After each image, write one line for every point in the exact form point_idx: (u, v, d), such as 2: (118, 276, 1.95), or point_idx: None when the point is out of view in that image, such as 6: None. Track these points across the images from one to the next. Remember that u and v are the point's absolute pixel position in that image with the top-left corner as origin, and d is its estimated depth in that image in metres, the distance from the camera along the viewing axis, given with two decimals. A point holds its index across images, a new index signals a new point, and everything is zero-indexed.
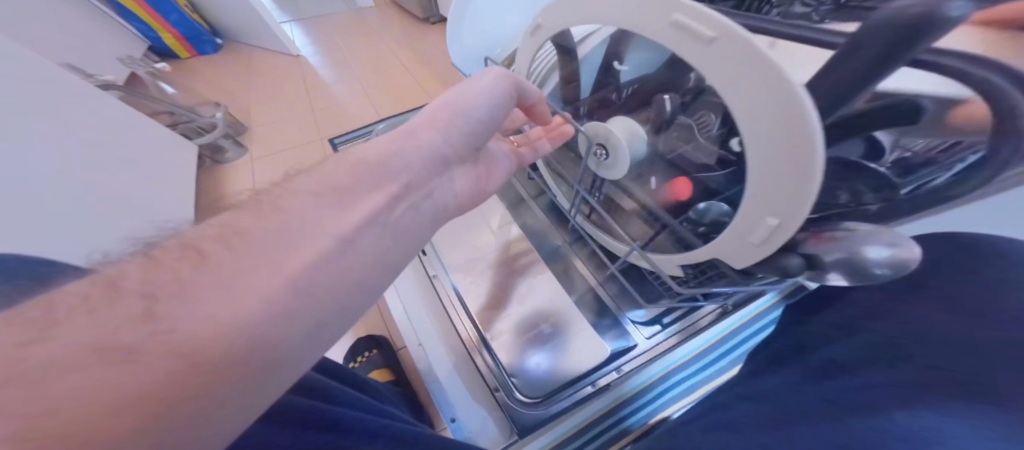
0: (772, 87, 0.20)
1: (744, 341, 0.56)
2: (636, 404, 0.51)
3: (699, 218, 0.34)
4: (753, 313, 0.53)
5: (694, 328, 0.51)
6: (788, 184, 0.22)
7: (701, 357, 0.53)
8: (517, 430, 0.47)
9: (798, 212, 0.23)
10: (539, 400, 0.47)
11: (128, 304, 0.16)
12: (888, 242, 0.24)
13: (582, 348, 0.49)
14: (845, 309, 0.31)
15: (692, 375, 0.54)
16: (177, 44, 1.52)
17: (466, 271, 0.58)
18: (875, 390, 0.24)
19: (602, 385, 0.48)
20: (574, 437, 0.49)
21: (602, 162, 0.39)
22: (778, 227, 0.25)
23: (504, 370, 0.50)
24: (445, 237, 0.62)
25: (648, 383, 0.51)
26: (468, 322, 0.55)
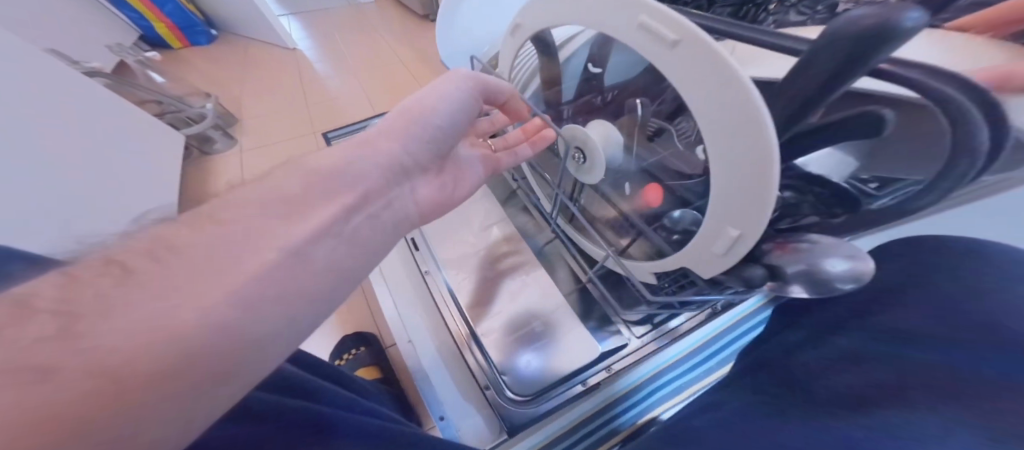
0: (735, 86, 0.19)
1: (732, 342, 0.57)
2: (626, 402, 0.53)
3: (674, 225, 0.34)
4: (740, 315, 0.54)
5: (682, 329, 0.52)
6: (756, 189, 0.22)
7: (690, 357, 0.54)
8: (506, 428, 0.48)
9: (758, 224, 0.23)
10: (527, 399, 0.47)
11: (43, 322, 0.14)
12: (845, 261, 0.24)
13: (569, 345, 0.49)
14: (822, 315, 0.31)
15: (680, 375, 0.55)
16: (169, 33, 1.47)
17: (454, 270, 0.58)
18: (850, 400, 0.23)
19: (591, 384, 0.48)
20: (564, 434, 0.50)
21: (580, 165, 0.38)
22: (740, 238, 0.25)
23: (494, 369, 0.50)
24: (436, 232, 0.62)
25: (639, 381, 0.52)
26: (458, 318, 0.55)
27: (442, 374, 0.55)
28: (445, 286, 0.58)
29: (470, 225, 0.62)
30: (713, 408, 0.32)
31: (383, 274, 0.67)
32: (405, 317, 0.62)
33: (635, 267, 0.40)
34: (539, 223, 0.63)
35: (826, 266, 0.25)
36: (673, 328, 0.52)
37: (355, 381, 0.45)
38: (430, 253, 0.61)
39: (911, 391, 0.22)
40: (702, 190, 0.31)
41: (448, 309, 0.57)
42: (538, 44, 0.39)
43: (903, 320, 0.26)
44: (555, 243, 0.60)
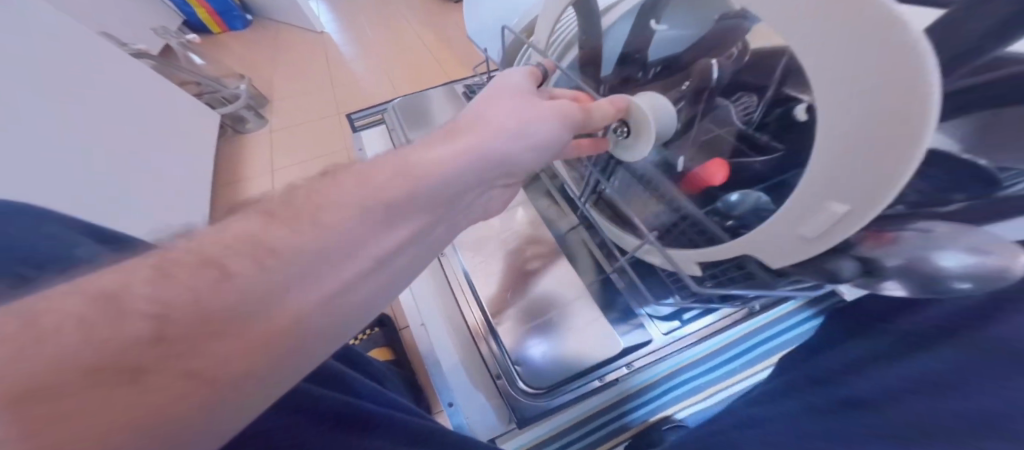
0: (864, 34, 0.16)
1: (760, 346, 0.55)
2: (640, 398, 0.52)
3: (731, 208, 0.32)
4: (772, 316, 0.52)
5: (707, 329, 0.50)
6: (879, 170, 0.18)
7: (714, 357, 0.52)
8: (517, 419, 0.47)
9: (871, 203, 0.19)
10: (540, 390, 0.47)
11: (130, 303, 0.13)
12: (968, 250, 0.20)
13: (585, 339, 0.48)
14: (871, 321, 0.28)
15: (700, 375, 0.54)
16: (210, 19, 1.51)
17: (473, 257, 0.58)
18: None
19: (606, 380, 0.48)
20: (572, 426, 0.50)
21: (620, 141, 0.35)
22: (843, 217, 0.21)
23: (507, 356, 0.49)
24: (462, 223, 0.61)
25: (654, 379, 0.51)
26: (475, 308, 0.55)
27: (455, 360, 0.55)
28: (462, 273, 0.58)
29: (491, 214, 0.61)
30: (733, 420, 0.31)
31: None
32: (421, 299, 0.62)
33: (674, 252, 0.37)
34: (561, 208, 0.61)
35: (936, 258, 0.21)
36: (701, 327, 0.50)
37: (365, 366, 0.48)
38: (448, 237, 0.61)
39: None
40: (772, 167, 0.29)
41: (464, 296, 0.57)
42: (580, 5, 0.36)
43: None
44: (576, 233, 0.58)
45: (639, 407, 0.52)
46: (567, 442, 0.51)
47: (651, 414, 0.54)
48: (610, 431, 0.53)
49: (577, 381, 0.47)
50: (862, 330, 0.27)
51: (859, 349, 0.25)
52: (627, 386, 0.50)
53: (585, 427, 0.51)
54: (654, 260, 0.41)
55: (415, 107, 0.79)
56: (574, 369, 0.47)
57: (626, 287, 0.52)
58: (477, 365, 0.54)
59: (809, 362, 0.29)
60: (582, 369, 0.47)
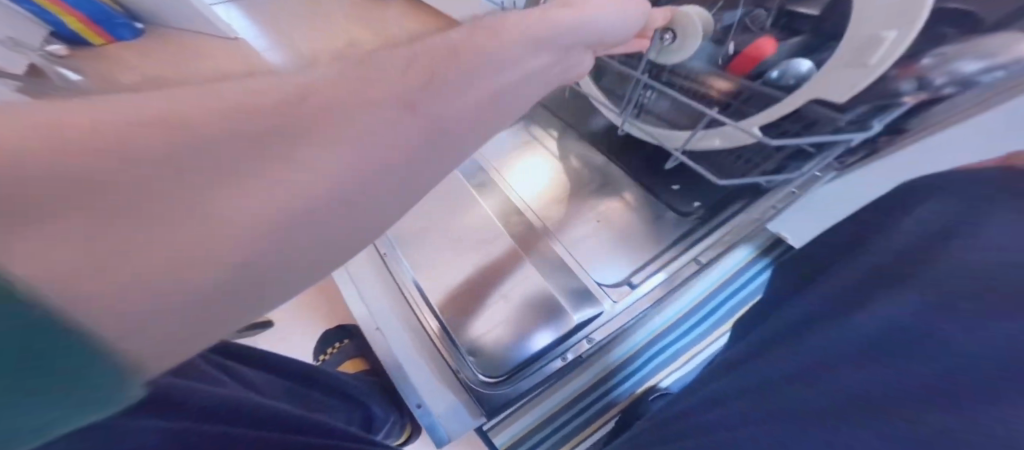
0: None
1: (724, 304, 0.57)
2: (623, 371, 0.57)
3: (776, 82, 0.41)
4: (730, 272, 0.54)
5: (661, 289, 0.53)
6: (914, 6, 0.28)
7: (681, 322, 0.56)
8: (486, 410, 0.54)
9: (915, 19, 0.28)
10: (500, 378, 0.54)
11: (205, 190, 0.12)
12: (986, 51, 0.28)
13: (530, 322, 0.56)
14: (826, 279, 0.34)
15: (674, 340, 0.58)
16: (86, 29, 1.17)
17: (428, 272, 0.62)
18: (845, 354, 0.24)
19: (575, 354, 0.53)
20: (557, 411, 0.57)
21: (665, 47, 0.46)
22: (894, 39, 0.30)
23: (460, 349, 0.57)
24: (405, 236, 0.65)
25: (635, 350, 0.56)
26: (429, 314, 0.61)
27: (415, 360, 0.60)
28: (412, 282, 0.63)
29: (441, 226, 0.64)
30: (680, 406, 0.38)
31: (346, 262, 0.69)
32: (376, 308, 0.64)
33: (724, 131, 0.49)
34: (502, 204, 0.66)
35: (961, 66, 0.30)
36: (651, 290, 0.54)
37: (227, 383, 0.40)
38: (388, 247, 0.65)
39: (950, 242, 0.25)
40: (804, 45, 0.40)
41: (420, 308, 0.61)
42: None
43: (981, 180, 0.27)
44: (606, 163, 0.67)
45: (622, 381, 0.58)
46: (567, 417, 0.58)
47: (637, 386, 0.60)
48: (601, 405, 0.59)
49: (534, 362, 0.54)
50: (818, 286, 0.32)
51: (772, 328, 0.35)
52: (588, 363, 0.55)
53: (567, 401, 0.57)
54: (706, 143, 0.51)
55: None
56: (538, 343, 0.54)
57: (567, 276, 0.59)
58: (443, 369, 0.58)
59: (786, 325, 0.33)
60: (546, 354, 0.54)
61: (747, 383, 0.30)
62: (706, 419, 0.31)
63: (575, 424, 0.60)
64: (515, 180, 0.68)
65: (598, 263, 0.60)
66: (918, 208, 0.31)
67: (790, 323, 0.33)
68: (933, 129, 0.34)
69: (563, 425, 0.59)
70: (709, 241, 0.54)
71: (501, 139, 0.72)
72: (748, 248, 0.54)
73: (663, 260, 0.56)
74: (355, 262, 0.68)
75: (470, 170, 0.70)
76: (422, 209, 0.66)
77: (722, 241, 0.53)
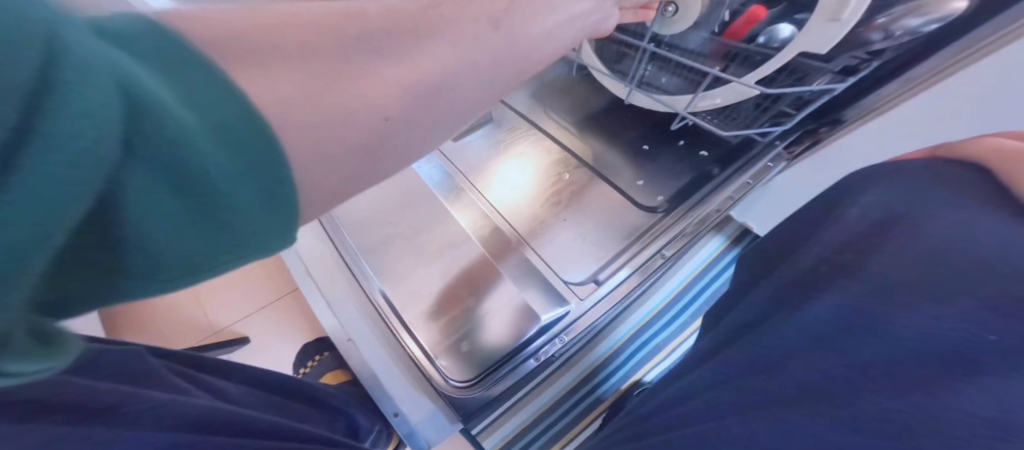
0: None
1: (699, 296, 0.61)
2: (610, 366, 0.60)
3: (766, 44, 0.43)
4: (703, 264, 0.59)
5: (628, 285, 0.54)
6: None
7: (662, 314, 0.60)
8: (461, 414, 0.54)
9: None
10: (468, 381, 0.55)
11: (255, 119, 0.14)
12: (926, 11, 0.32)
13: (498, 327, 0.56)
14: (797, 261, 0.35)
15: (656, 333, 0.61)
16: None
17: (398, 284, 0.62)
18: (820, 338, 0.26)
19: (541, 358, 0.54)
20: (544, 412, 0.58)
21: (665, 19, 0.46)
22: None
23: (427, 354, 0.57)
24: (371, 247, 0.64)
25: (619, 344, 0.59)
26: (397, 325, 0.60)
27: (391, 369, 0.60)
28: (379, 292, 0.62)
29: (411, 234, 0.64)
30: (651, 402, 0.40)
31: (313, 274, 0.67)
32: (344, 320, 0.64)
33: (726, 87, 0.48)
34: (467, 208, 0.66)
35: (910, 22, 0.33)
36: (620, 284, 0.54)
37: (178, 384, 0.38)
38: (350, 258, 0.64)
39: (921, 225, 0.26)
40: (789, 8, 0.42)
41: (387, 317, 0.60)
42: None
43: (936, 177, 0.30)
44: (598, 140, 0.66)
45: (607, 377, 0.61)
46: (554, 417, 0.60)
47: (623, 382, 0.63)
48: (588, 403, 0.62)
49: (505, 364, 0.54)
50: (798, 270, 0.33)
51: (732, 318, 0.37)
52: (556, 361, 0.56)
53: (554, 397, 0.59)
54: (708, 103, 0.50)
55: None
56: (507, 342, 0.55)
57: (531, 278, 0.59)
58: (416, 377, 0.59)
59: (764, 309, 0.34)
60: (518, 354, 0.55)
61: (698, 379, 0.33)
62: (683, 411, 0.32)
63: (566, 422, 0.62)
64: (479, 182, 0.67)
65: (564, 262, 0.59)
66: (855, 205, 0.33)
67: (761, 308, 0.34)
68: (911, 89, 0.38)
69: (552, 425, 0.61)
70: (677, 232, 0.55)
71: (469, 140, 0.71)
72: (720, 239, 0.60)
73: (629, 253, 0.56)
74: (318, 273, 0.67)
75: (440, 171, 0.69)
76: (387, 218, 0.66)
77: (685, 235, 0.55)
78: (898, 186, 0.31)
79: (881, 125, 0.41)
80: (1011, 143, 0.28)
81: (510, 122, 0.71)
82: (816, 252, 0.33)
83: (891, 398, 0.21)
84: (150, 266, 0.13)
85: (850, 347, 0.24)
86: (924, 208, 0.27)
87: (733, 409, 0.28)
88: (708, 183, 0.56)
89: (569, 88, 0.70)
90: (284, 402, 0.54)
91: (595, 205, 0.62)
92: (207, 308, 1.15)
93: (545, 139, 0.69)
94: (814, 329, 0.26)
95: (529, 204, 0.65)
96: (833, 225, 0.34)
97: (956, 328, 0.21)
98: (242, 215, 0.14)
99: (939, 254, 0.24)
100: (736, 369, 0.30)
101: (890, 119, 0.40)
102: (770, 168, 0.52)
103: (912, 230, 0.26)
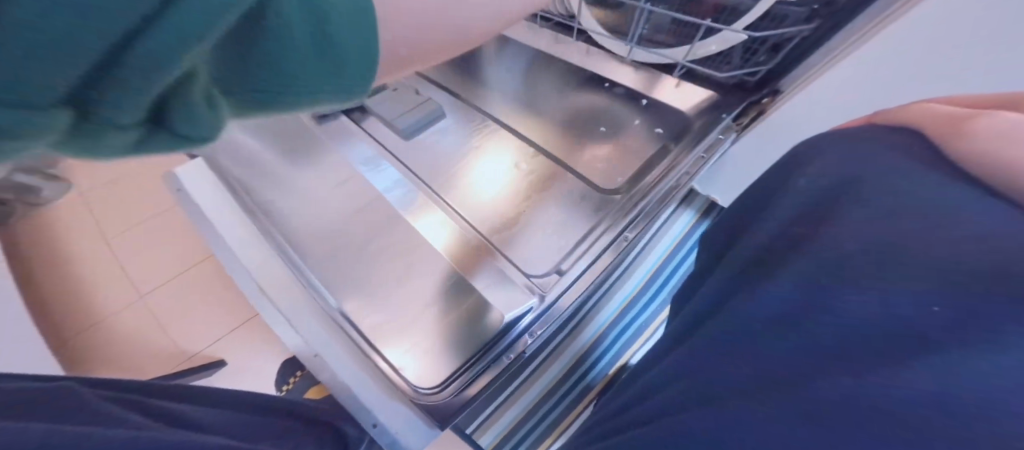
0: None
1: (676, 270, 0.68)
2: (597, 351, 0.63)
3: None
4: (677, 239, 0.67)
5: (591, 274, 0.52)
6: None
7: (645, 289, 0.65)
8: (438, 422, 0.44)
9: None
10: (434, 387, 0.46)
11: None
12: None
13: (454, 323, 0.49)
14: (749, 243, 0.37)
15: (640, 311, 0.66)
16: None
17: (347, 293, 0.52)
18: (772, 314, 0.27)
19: (516, 352, 0.47)
20: (539, 400, 0.59)
21: None
22: None
23: (387, 366, 0.48)
24: (314, 252, 0.55)
25: (606, 326, 0.62)
26: (350, 329, 0.50)
27: (357, 377, 0.48)
28: (321, 299, 0.52)
29: (358, 239, 0.55)
30: (629, 389, 0.40)
31: (258, 286, 0.54)
32: (301, 329, 0.51)
33: (718, 37, 0.53)
34: (428, 212, 0.58)
35: None
36: (590, 266, 0.52)
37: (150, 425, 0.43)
38: (288, 260, 0.55)
39: (856, 202, 0.28)
40: None
41: (341, 325, 0.50)
42: None
43: (877, 154, 0.30)
44: (573, 133, 0.68)
45: (595, 362, 0.63)
46: (545, 408, 0.61)
47: (610, 366, 0.66)
48: (580, 390, 0.64)
49: (491, 357, 0.47)
50: (755, 253, 0.34)
51: (701, 302, 0.38)
52: (536, 350, 0.53)
53: (546, 387, 0.59)
54: (705, 51, 0.56)
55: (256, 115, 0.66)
56: (489, 332, 0.48)
57: (492, 272, 0.53)
58: (386, 386, 0.48)
59: (725, 293, 0.35)
60: (485, 352, 0.47)
61: (667, 369, 0.33)
62: (651, 406, 0.32)
63: (559, 411, 0.63)
64: (438, 180, 0.64)
65: (525, 255, 0.55)
66: (806, 174, 0.35)
67: (718, 290, 0.36)
68: (856, 39, 0.43)
69: (545, 415, 0.62)
70: (635, 214, 0.55)
71: (435, 138, 0.68)
72: (689, 213, 0.69)
73: (593, 236, 0.56)
74: (268, 286, 0.53)
75: (393, 164, 0.64)
76: (321, 219, 0.57)
77: (647, 212, 0.55)
78: (842, 156, 0.33)
79: (815, 96, 0.48)
80: (943, 107, 0.30)
81: (473, 121, 0.71)
82: (767, 237, 0.35)
83: (843, 370, 0.20)
84: (259, 85, 0.18)
85: (806, 315, 0.24)
86: (872, 175, 0.28)
87: (703, 389, 0.28)
88: (666, 160, 0.60)
89: (530, 89, 0.74)
90: (262, 419, 0.57)
91: (562, 193, 0.61)
92: (178, 330, 1.11)
93: (505, 136, 0.69)
94: (763, 306, 0.27)
95: (493, 199, 0.62)
96: (786, 199, 0.35)
97: (901, 285, 0.21)
98: (332, 71, 0.20)
99: (876, 214, 0.26)
100: (700, 356, 0.30)
101: (820, 90, 0.47)
102: (723, 140, 0.58)
103: (858, 196, 0.28)
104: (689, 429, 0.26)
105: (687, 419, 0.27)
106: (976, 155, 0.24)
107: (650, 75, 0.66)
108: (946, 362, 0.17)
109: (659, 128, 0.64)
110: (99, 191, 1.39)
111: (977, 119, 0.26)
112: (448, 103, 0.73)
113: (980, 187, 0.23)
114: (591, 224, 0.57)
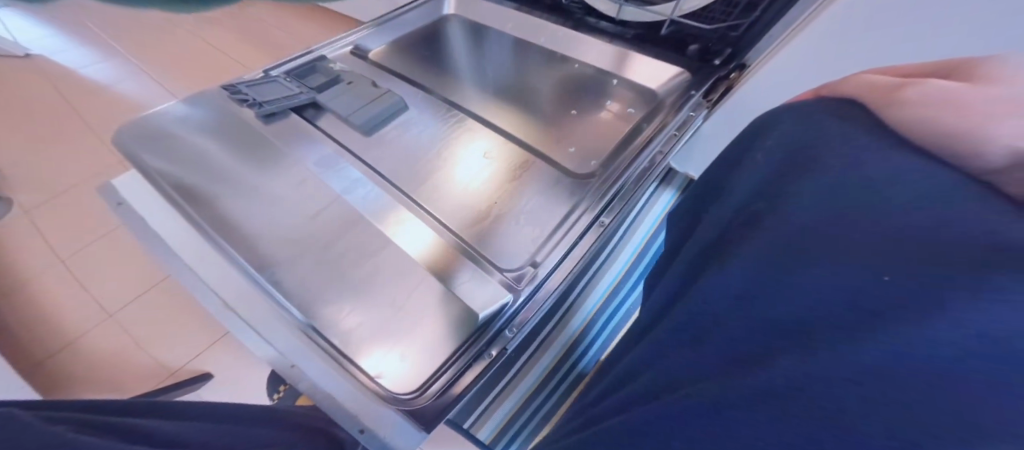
0: None
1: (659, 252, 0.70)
2: (585, 342, 0.63)
3: None
4: (655, 223, 0.69)
5: (569, 262, 0.51)
6: None
7: (628, 276, 0.66)
8: (422, 425, 0.42)
9: None
10: (414, 391, 0.45)
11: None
12: None
13: (428, 323, 0.47)
14: (713, 221, 0.37)
15: (624, 296, 0.67)
16: None
17: (312, 301, 0.49)
18: (734, 301, 0.26)
19: (499, 348, 0.47)
20: (531, 395, 0.59)
21: None
22: None
23: (365, 375, 0.45)
24: (276, 258, 0.52)
25: (592, 314, 0.62)
26: (321, 341, 0.47)
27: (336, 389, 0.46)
28: (286, 310, 0.49)
29: (316, 244, 0.52)
30: (605, 377, 0.40)
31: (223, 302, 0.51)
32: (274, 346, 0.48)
33: None
34: (400, 213, 0.56)
35: None
36: (571, 256, 0.52)
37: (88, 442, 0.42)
38: (248, 274, 0.51)
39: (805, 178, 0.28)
40: None
41: (314, 339, 0.47)
42: None
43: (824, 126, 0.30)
44: (546, 119, 0.66)
45: (585, 351, 0.63)
46: (539, 401, 0.61)
47: (600, 353, 0.66)
48: (572, 380, 0.64)
49: (476, 351, 0.46)
50: (719, 236, 0.34)
51: (672, 280, 0.39)
52: (525, 341, 0.52)
53: (537, 382, 0.59)
54: (691, 5, 0.56)
55: (210, 121, 0.62)
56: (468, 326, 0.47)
57: (467, 270, 0.51)
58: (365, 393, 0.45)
59: (691, 277, 0.35)
60: (467, 348, 0.46)
61: (640, 354, 0.33)
62: (625, 393, 0.32)
63: (551, 403, 0.63)
64: (406, 176, 0.61)
65: (500, 248, 0.54)
66: (764, 147, 0.35)
67: (687, 272, 0.36)
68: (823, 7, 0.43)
69: (539, 407, 0.62)
70: (610, 199, 0.55)
71: (406, 132, 0.65)
72: (669, 193, 0.72)
73: (570, 221, 0.55)
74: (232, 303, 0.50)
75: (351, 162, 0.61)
76: (278, 224, 0.54)
77: (621, 195, 0.55)
78: (799, 125, 0.32)
79: (779, 68, 0.49)
80: (880, 78, 0.30)
81: (440, 111, 0.68)
82: (728, 216, 0.35)
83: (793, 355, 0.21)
84: None
85: (770, 298, 0.24)
86: (826, 145, 0.28)
87: (678, 370, 0.28)
88: (639, 137, 0.60)
89: (500, 75, 0.72)
90: (246, 429, 0.55)
91: (536, 181, 0.60)
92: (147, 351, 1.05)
93: (475, 127, 0.66)
94: (724, 290, 0.27)
95: (466, 192, 0.59)
96: (746, 174, 0.35)
97: (852, 268, 0.20)
98: None
99: (823, 190, 0.25)
100: (668, 343, 0.30)
101: (784, 63, 0.48)
102: (694, 116, 0.58)
103: (812, 170, 0.28)
104: (655, 412, 0.26)
105: (657, 403, 0.27)
106: (916, 123, 0.24)
107: (620, 57, 0.65)
108: (888, 344, 0.17)
109: (631, 108, 0.63)
110: (38, 207, 1.26)
111: (907, 89, 0.26)
112: (412, 93, 0.70)
113: (914, 156, 0.23)
114: (567, 207, 0.56)
